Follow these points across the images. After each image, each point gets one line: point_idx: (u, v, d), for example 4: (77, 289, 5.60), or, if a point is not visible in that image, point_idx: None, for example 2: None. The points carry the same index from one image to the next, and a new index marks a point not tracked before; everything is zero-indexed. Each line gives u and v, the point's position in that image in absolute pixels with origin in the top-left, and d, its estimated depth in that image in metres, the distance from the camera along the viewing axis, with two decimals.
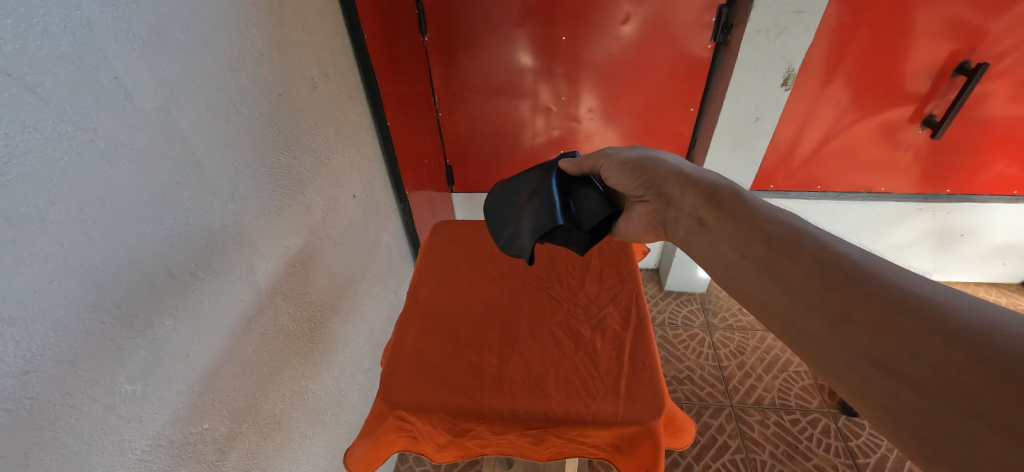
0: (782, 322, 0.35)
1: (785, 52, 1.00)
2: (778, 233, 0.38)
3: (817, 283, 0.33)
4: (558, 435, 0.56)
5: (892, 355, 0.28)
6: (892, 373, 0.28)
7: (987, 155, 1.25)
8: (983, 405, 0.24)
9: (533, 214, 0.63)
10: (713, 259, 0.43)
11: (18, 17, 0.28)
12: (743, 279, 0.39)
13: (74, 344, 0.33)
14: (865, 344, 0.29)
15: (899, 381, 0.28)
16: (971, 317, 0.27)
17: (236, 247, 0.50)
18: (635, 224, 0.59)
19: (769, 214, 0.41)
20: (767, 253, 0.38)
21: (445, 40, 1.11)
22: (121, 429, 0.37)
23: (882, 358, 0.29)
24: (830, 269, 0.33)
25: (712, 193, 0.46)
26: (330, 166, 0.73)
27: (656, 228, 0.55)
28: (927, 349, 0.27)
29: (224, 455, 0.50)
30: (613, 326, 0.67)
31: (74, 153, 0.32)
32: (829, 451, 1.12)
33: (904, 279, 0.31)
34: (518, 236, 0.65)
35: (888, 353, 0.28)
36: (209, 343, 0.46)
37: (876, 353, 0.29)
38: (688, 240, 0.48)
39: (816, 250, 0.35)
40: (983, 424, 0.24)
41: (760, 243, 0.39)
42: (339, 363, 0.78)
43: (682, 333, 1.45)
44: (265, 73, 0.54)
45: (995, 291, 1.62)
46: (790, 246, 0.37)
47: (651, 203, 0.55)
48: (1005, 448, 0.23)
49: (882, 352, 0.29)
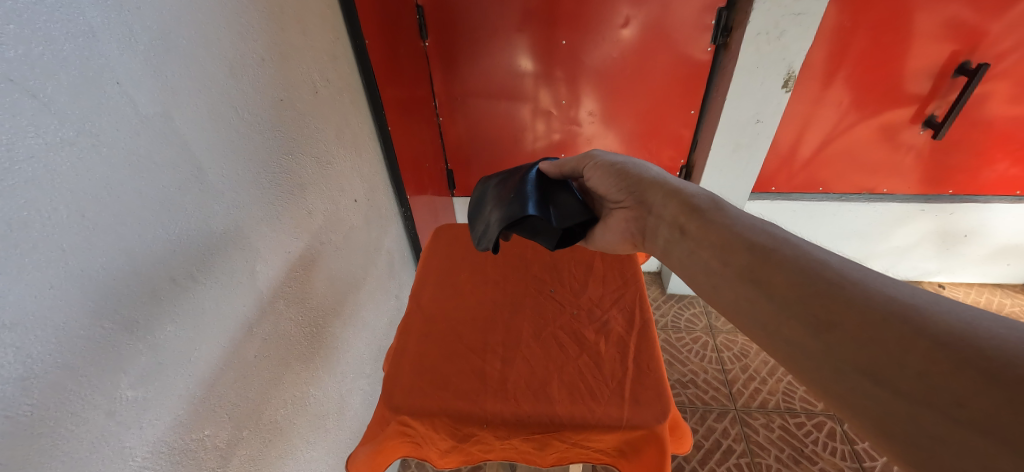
0: (766, 330, 0.35)
1: (785, 54, 1.00)
2: (760, 242, 0.38)
3: (801, 289, 0.33)
4: (563, 440, 0.55)
5: (878, 361, 0.28)
6: (879, 379, 0.28)
7: (989, 156, 1.24)
8: (973, 410, 0.24)
9: (505, 203, 0.62)
10: (694, 268, 0.43)
11: (20, 22, 0.28)
12: (726, 289, 0.39)
13: (75, 351, 0.33)
14: (851, 350, 0.29)
15: (884, 386, 0.27)
16: (955, 320, 0.27)
17: (236, 250, 0.50)
18: (613, 232, 0.58)
19: (750, 223, 0.41)
20: (749, 261, 0.38)
21: (445, 46, 1.12)
22: (121, 435, 0.37)
23: (868, 365, 0.28)
24: (814, 275, 0.33)
25: (691, 202, 0.47)
26: (331, 171, 0.73)
27: (634, 237, 0.56)
28: (915, 353, 0.27)
29: (225, 462, 0.49)
30: (617, 329, 0.66)
31: (75, 159, 0.32)
32: (835, 455, 1.11)
33: (885, 284, 0.31)
34: (491, 228, 0.64)
35: (874, 361, 0.28)
36: (209, 349, 0.46)
37: (863, 360, 0.28)
38: (667, 248, 0.48)
39: (799, 257, 0.35)
40: (968, 429, 0.24)
41: (742, 251, 0.39)
42: (341, 368, 0.77)
43: (685, 336, 1.45)
44: (267, 78, 0.55)
45: (999, 292, 1.61)
46: (773, 254, 0.37)
47: (631, 209, 0.55)
48: (997, 454, 0.22)
49: (867, 359, 0.28)
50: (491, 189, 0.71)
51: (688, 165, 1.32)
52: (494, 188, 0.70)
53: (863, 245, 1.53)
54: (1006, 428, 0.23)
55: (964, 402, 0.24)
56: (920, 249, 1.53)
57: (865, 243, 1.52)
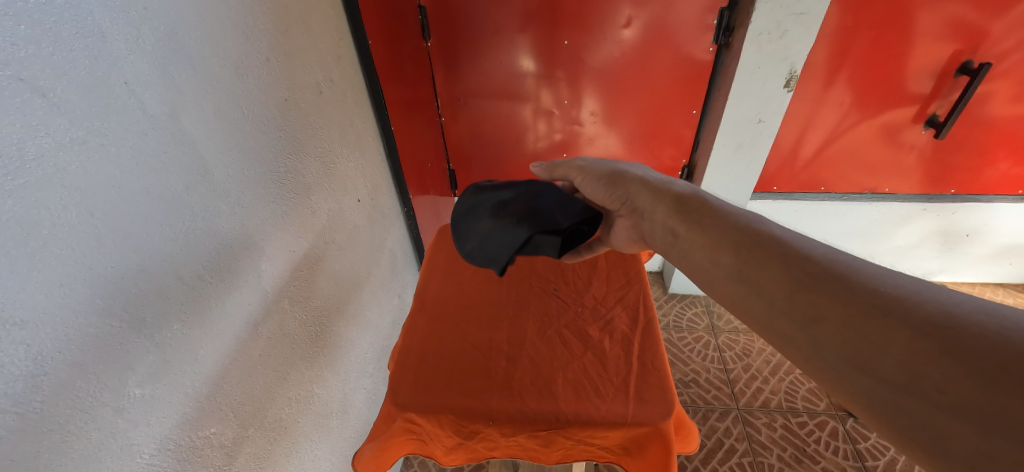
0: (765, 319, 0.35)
1: (787, 54, 1.00)
2: (761, 229, 0.38)
3: (789, 287, 0.33)
4: (568, 437, 0.56)
5: (863, 353, 0.28)
6: (863, 368, 0.28)
7: (991, 155, 1.24)
8: (953, 396, 0.24)
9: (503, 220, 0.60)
10: (693, 259, 0.42)
11: (31, 23, 0.28)
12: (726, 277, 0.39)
13: (86, 350, 0.33)
14: (835, 343, 0.29)
15: (867, 374, 0.27)
16: (937, 308, 0.27)
17: (243, 250, 0.50)
18: (619, 237, 0.58)
19: (741, 215, 0.41)
20: (747, 250, 0.37)
21: (447, 46, 1.12)
22: (129, 433, 0.37)
23: (853, 356, 0.28)
24: (800, 272, 0.33)
25: (681, 201, 0.46)
26: (335, 170, 0.73)
27: (638, 241, 0.55)
28: (894, 343, 0.27)
29: (231, 460, 0.49)
30: (621, 328, 0.66)
31: (85, 158, 0.32)
32: (837, 454, 1.11)
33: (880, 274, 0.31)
34: (490, 246, 0.61)
35: (857, 351, 0.28)
36: (216, 348, 0.46)
37: (847, 351, 0.29)
38: (666, 251, 0.47)
39: (799, 246, 0.35)
40: (944, 410, 0.24)
41: (740, 239, 0.39)
42: (345, 367, 0.77)
43: (687, 336, 1.45)
44: (272, 78, 0.55)
45: (1001, 291, 1.61)
46: (773, 241, 0.37)
47: (628, 217, 0.54)
48: (978, 438, 0.23)
49: (852, 350, 0.28)
50: (474, 198, 0.66)
51: (690, 165, 1.32)
52: (480, 198, 0.66)
53: (865, 244, 1.52)
54: (987, 412, 0.23)
55: (944, 388, 0.24)
56: (922, 248, 1.52)
57: (866, 242, 1.52)
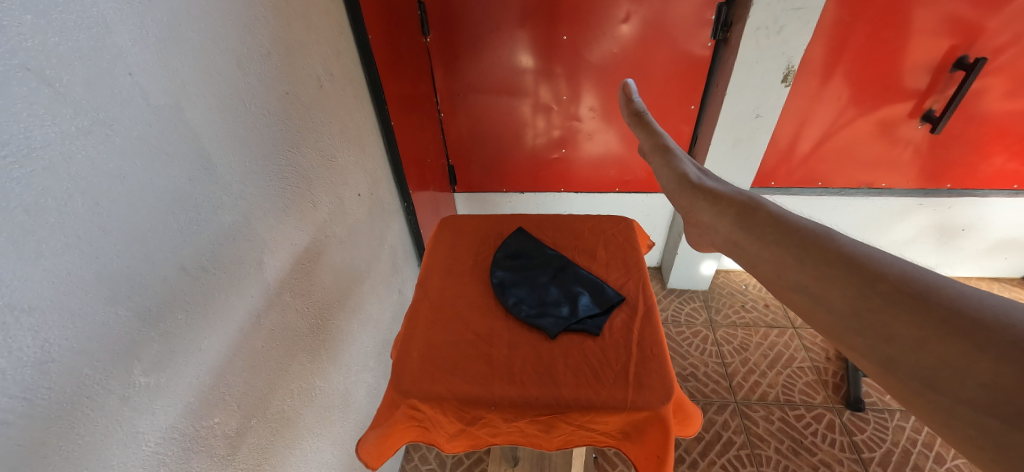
0: None
1: (785, 49, 1.01)
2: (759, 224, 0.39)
3: (859, 306, 0.35)
4: (569, 422, 0.56)
5: (939, 372, 0.30)
6: (943, 390, 0.30)
7: (987, 150, 1.25)
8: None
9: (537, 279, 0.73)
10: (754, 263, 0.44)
11: (37, 13, 0.28)
12: None
13: (94, 337, 0.34)
14: (916, 368, 0.31)
15: (954, 399, 0.29)
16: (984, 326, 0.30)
17: (246, 241, 0.51)
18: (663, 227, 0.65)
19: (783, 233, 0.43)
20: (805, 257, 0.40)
21: (447, 41, 1.13)
22: (135, 421, 0.37)
23: (937, 381, 0.30)
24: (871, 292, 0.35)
25: (744, 218, 0.48)
26: (335, 164, 0.73)
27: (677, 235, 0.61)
28: (979, 368, 0.28)
29: (235, 450, 0.50)
30: (622, 316, 0.66)
31: (91, 146, 0.32)
32: (834, 446, 1.12)
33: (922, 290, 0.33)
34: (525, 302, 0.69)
35: (939, 375, 0.30)
36: (218, 338, 0.47)
37: (926, 375, 0.31)
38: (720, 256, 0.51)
39: None
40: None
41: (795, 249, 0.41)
42: (346, 360, 0.78)
43: (685, 330, 1.46)
44: (272, 71, 0.55)
45: (997, 285, 1.62)
46: None
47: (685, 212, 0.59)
48: None
49: (925, 368, 0.31)
50: (510, 257, 0.78)
51: None
52: (516, 255, 0.78)
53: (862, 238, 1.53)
54: None
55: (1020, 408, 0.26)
56: (919, 243, 1.54)
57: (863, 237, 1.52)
